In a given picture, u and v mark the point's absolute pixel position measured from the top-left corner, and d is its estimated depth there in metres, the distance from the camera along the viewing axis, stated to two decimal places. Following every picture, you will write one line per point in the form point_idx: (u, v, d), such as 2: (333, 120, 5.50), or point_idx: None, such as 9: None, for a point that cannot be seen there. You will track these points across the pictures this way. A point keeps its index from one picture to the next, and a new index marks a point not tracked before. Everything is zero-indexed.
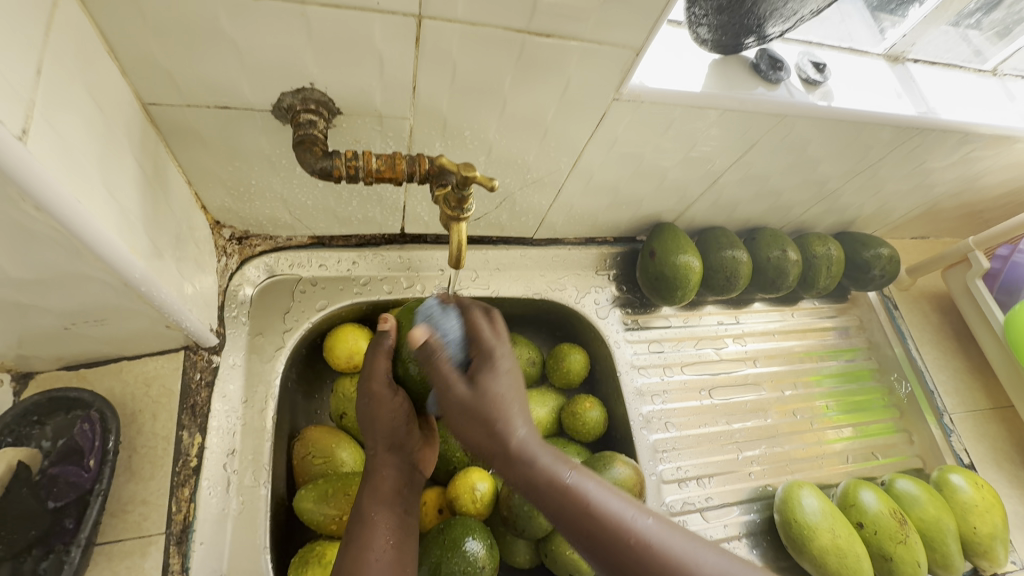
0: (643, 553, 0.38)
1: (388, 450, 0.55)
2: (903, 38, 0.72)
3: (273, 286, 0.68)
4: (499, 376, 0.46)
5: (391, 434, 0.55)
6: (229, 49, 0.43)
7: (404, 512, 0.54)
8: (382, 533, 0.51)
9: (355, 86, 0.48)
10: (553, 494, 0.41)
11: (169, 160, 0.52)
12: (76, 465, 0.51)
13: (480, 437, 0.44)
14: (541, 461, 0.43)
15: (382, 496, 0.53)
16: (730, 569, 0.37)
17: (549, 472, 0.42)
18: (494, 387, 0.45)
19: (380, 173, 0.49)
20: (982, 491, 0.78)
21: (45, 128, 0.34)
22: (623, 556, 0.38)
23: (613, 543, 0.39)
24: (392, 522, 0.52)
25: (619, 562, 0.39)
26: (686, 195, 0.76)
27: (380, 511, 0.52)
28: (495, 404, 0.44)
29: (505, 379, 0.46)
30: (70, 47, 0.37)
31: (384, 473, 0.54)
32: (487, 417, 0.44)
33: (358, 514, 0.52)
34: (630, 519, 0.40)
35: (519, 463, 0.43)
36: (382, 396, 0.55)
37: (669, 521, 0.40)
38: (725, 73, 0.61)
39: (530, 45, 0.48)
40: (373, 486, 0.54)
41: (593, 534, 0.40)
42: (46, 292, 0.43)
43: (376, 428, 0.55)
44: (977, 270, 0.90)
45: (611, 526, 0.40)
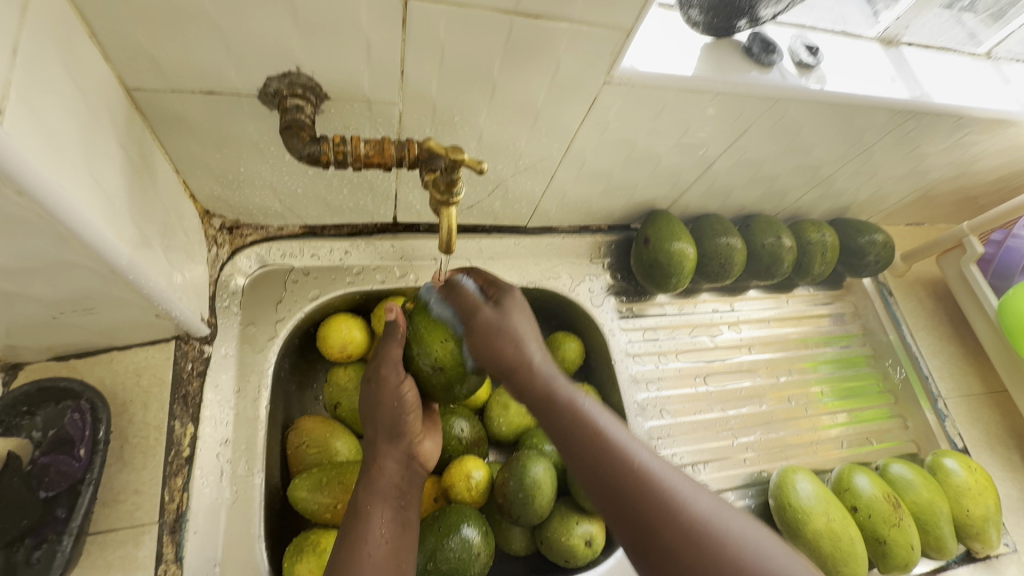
0: (642, 476, 0.44)
1: (388, 441, 0.56)
2: (897, 21, 0.71)
3: (266, 276, 0.68)
4: (516, 312, 0.54)
5: (392, 422, 0.56)
6: (212, 32, 0.42)
7: (399, 507, 0.54)
8: (377, 525, 0.52)
9: (341, 70, 0.48)
10: (566, 416, 0.49)
11: (156, 147, 0.51)
12: (67, 455, 0.50)
13: (501, 348, 0.52)
14: (558, 387, 0.51)
15: (379, 490, 0.54)
16: (719, 509, 0.42)
17: (564, 398, 0.50)
18: (508, 320, 0.53)
19: (369, 159, 0.49)
20: (975, 474, 0.78)
21: (24, 110, 0.34)
22: (624, 476, 0.44)
23: (617, 463, 0.45)
24: (387, 516, 0.53)
25: (620, 488, 0.44)
26: (679, 182, 0.75)
27: (376, 503, 0.53)
28: (511, 337, 0.53)
29: (521, 317, 0.54)
30: (48, 29, 0.36)
31: (383, 465, 0.55)
32: (508, 334, 0.52)
33: (356, 507, 0.53)
34: (633, 452, 0.46)
35: (539, 380, 0.52)
36: (387, 383, 0.56)
37: (670, 464, 0.46)
38: (718, 56, 0.60)
39: (518, 27, 0.47)
40: (371, 478, 0.55)
41: (599, 453, 0.46)
42: (33, 280, 0.43)
43: (379, 417, 0.57)
44: (971, 255, 0.90)
45: (611, 452, 0.46)
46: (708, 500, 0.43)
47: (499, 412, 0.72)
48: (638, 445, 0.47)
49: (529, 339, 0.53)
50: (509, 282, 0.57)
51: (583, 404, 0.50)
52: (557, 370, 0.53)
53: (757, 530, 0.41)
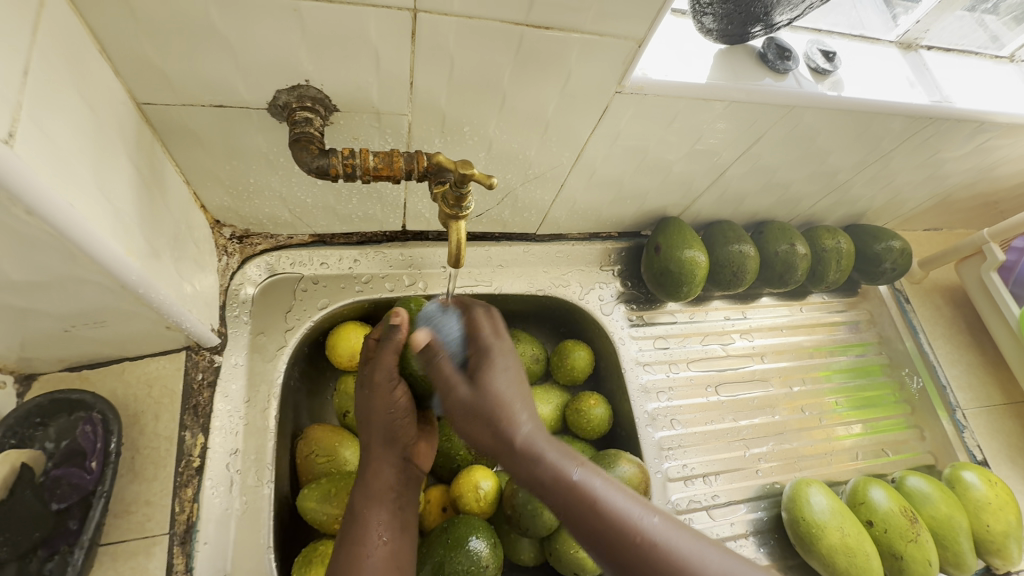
0: (648, 550, 0.38)
1: (382, 447, 0.54)
2: (916, 25, 0.70)
3: (274, 284, 0.68)
4: (498, 374, 0.47)
5: (386, 429, 0.54)
6: (221, 47, 0.42)
7: (397, 508, 0.54)
8: (375, 529, 0.52)
9: (350, 82, 0.47)
10: (558, 491, 0.41)
11: (166, 160, 0.51)
12: (78, 467, 0.51)
13: (484, 434, 0.45)
14: (547, 456, 0.43)
15: (375, 494, 0.53)
16: (734, 571, 0.37)
17: (555, 470, 0.42)
18: (493, 384, 0.46)
19: (378, 172, 0.48)
20: (995, 488, 0.77)
21: (33, 130, 0.34)
22: (629, 552, 0.38)
23: (617, 539, 0.39)
24: (384, 520, 0.52)
25: (625, 562, 0.38)
26: (691, 189, 0.74)
27: (373, 506, 0.52)
28: (496, 403, 0.45)
29: (506, 377, 0.47)
30: (59, 48, 0.36)
31: (378, 470, 0.54)
32: (491, 416, 0.45)
33: (353, 510, 0.52)
34: (637, 519, 0.39)
35: (521, 445, 0.44)
36: (380, 389, 0.53)
37: (675, 519, 0.40)
38: (731, 64, 0.59)
39: (528, 38, 0.47)
40: (366, 482, 0.53)
41: (599, 530, 0.39)
42: (46, 296, 0.43)
43: (372, 423, 0.54)
44: (992, 262, 0.87)
45: (614, 522, 0.39)
46: (719, 558, 0.38)
47: None
48: (642, 510, 0.40)
49: (517, 411, 0.45)
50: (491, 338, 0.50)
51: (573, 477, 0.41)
52: (544, 434, 0.45)
53: None
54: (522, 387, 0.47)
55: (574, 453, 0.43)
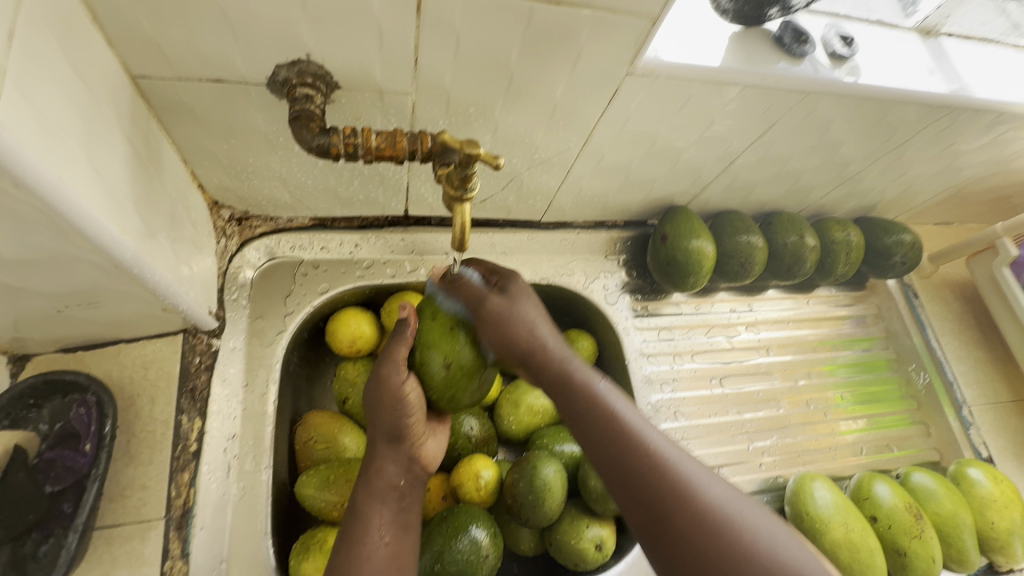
0: (661, 464, 0.44)
1: (388, 443, 0.54)
2: (937, 10, 0.68)
3: (274, 268, 0.67)
4: (524, 304, 0.54)
5: (391, 425, 0.53)
6: (218, 18, 0.41)
7: (399, 509, 0.53)
8: (376, 530, 0.50)
9: (352, 58, 0.46)
10: (582, 397, 0.50)
11: (162, 137, 0.50)
12: (73, 450, 0.50)
13: (512, 342, 0.52)
14: (575, 372, 0.52)
15: (378, 493, 0.52)
16: (731, 497, 0.43)
17: (579, 379, 0.51)
18: (517, 321, 0.53)
19: (381, 152, 0.47)
20: (1001, 486, 0.76)
21: (19, 98, 0.32)
22: (637, 458, 0.45)
23: (632, 449, 0.45)
24: (386, 520, 0.51)
25: (633, 469, 0.45)
26: (700, 178, 0.73)
27: (375, 505, 0.52)
28: (524, 340, 0.53)
29: (534, 320, 0.54)
30: (48, 13, 0.35)
31: (382, 467, 0.53)
32: (515, 330, 0.52)
33: (353, 508, 0.52)
34: (648, 436, 0.46)
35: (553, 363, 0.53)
36: (389, 381, 0.53)
37: (684, 451, 0.46)
38: (746, 46, 0.57)
39: (538, 14, 0.45)
40: (370, 481, 0.53)
41: (614, 441, 0.46)
42: (38, 273, 0.42)
43: (377, 420, 0.54)
44: (1004, 257, 0.86)
45: (628, 432, 0.47)
46: (720, 488, 0.43)
47: (510, 411, 0.70)
48: (655, 431, 0.47)
49: (545, 333, 0.53)
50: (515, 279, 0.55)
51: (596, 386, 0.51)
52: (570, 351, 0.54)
53: (771, 520, 0.42)
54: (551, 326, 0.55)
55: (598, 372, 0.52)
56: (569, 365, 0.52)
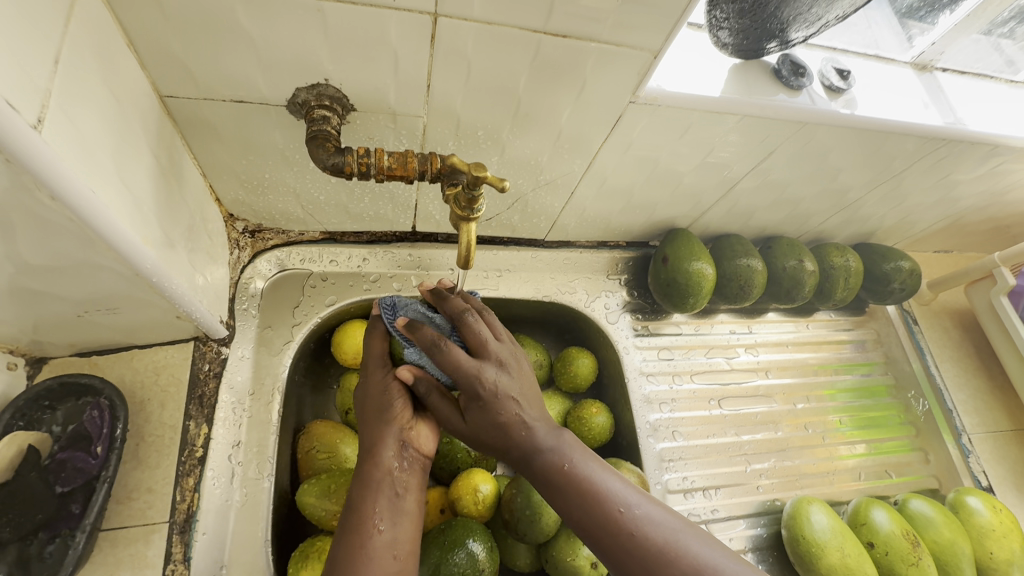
0: (635, 539, 0.42)
1: (378, 427, 0.51)
2: (932, 46, 0.70)
3: (284, 279, 0.69)
4: (490, 409, 0.48)
5: (382, 409, 0.52)
6: (245, 43, 0.43)
7: (395, 496, 0.48)
8: (371, 517, 0.46)
9: (368, 83, 0.48)
10: (553, 477, 0.47)
11: (184, 152, 0.52)
12: (84, 452, 0.51)
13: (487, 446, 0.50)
14: (542, 448, 0.48)
15: (373, 480, 0.48)
16: (710, 555, 0.41)
17: (548, 456, 0.47)
18: (489, 416, 0.48)
19: (392, 171, 0.49)
20: (1000, 515, 0.76)
21: (61, 118, 0.34)
22: (612, 536, 0.43)
23: (603, 522, 0.44)
24: (382, 507, 0.47)
25: (606, 543, 0.43)
26: (701, 202, 0.74)
27: (371, 493, 0.47)
28: (495, 429, 0.48)
29: (502, 402, 0.48)
30: (89, 40, 0.37)
31: (376, 453, 0.50)
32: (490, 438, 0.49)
33: (350, 502, 0.48)
34: (623, 506, 0.44)
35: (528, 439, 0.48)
36: (371, 377, 0.54)
37: (661, 509, 0.45)
38: (745, 78, 0.59)
39: (546, 46, 0.47)
40: (363, 467, 0.49)
41: (588, 517, 0.44)
42: (61, 280, 0.44)
43: (367, 408, 0.53)
44: (1002, 286, 0.87)
45: (601, 512, 0.44)
46: (699, 546, 0.42)
47: None
48: (631, 500, 0.45)
49: (518, 420, 0.48)
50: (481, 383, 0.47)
51: (568, 464, 0.47)
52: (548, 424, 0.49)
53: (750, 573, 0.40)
54: (522, 405, 0.49)
55: (568, 443, 0.48)
56: (534, 442, 0.48)
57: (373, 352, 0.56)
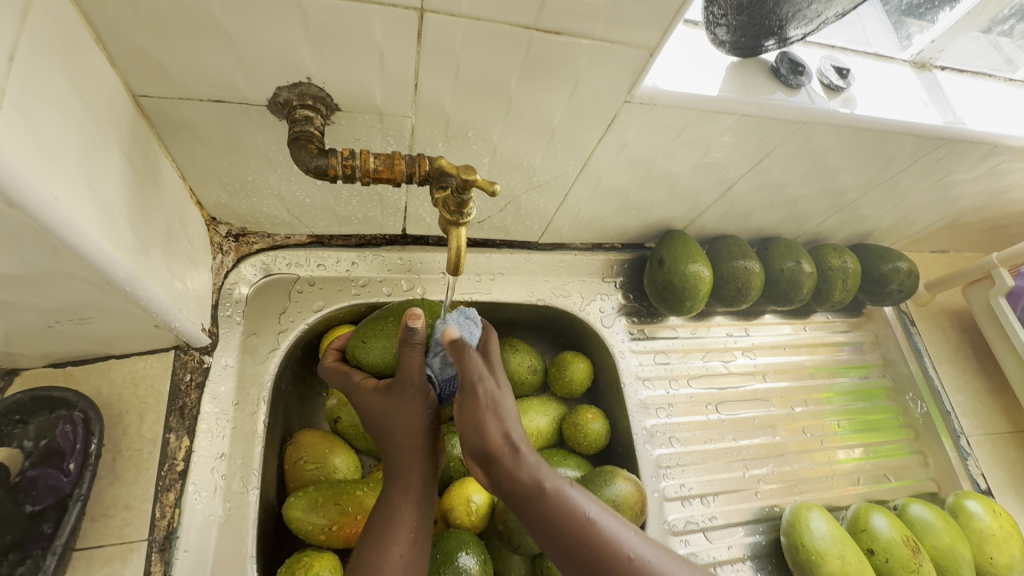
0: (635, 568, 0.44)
1: (414, 447, 0.50)
2: (931, 44, 0.69)
3: (269, 285, 0.67)
4: (504, 394, 0.49)
5: (418, 427, 0.50)
6: (220, 39, 0.41)
7: (427, 507, 0.50)
8: (405, 528, 0.48)
9: (353, 81, 0.46)
10: (559, 514, 0.46)
11: (161, 154, 0.50)
12: (55, 468, 0.49)
13: (488, 449, 0.47)
14: (547, 481, 0.47)
15: (408, 491, 0.50)
16: None
17: (555, 491, 0.47)
18: (502, 401, 0.49)
19: (378, 174, 0.47)
20: (1000, 519, 0.75)
21: (19, 119, 0.32)
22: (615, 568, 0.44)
23: (606, 554, 0.44)
24: (415, 519, 0.49)
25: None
26: (698, 203, 0.73)
27: (405, 506, 0.49)
28: (502, 421, 0.48)
29: (506, 396, 0.49)
30: (51, 35, 0.35)
31: (413, 469, 0.50)
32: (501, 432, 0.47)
33: (383, 506, 0.49)
34: (624, 541, 0.45)
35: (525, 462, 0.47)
36: (416, 392, 0.50)
37: (651, 540, 0.47)
38: (743, 76, 0.58)
39: (538, 43, 0.45)
40: (399, 479, 0.50)
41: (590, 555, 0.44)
42: (27, 290, 0.41)
43: (398, 426, 0.50)
44: (1000, 287, 0.86)
45: (607, 549, 0.45)
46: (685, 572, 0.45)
47: None
48: (628, 530, 0.47)
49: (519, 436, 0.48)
50: (500, 357, 0.52)
51: (569, 496, 0.47)
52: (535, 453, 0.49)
53: None
54: (518, 408, 0.50)
55: (563, 475, 0.49)
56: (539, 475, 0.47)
57: (411, 368, 0.49)
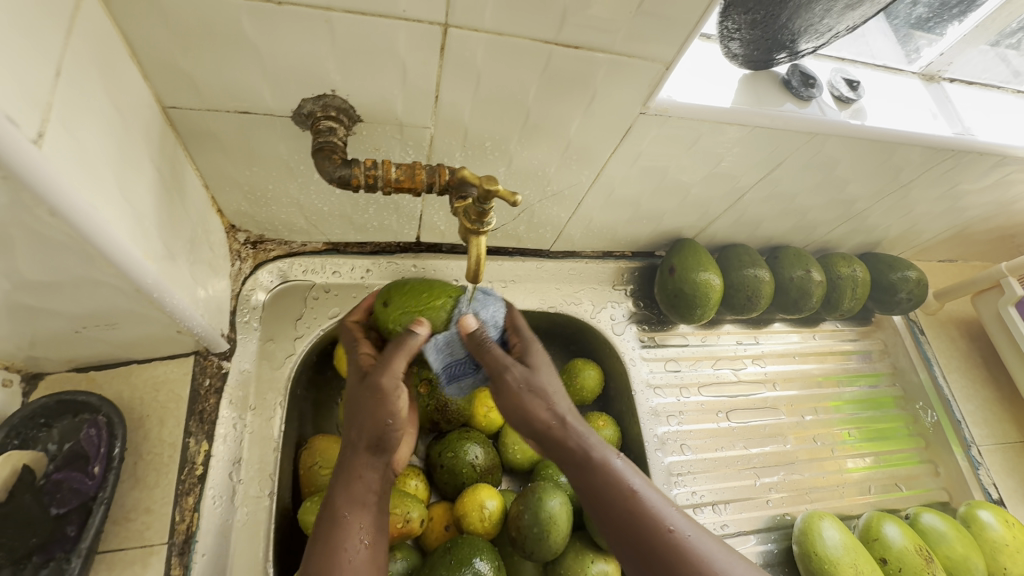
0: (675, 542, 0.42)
1: (370, 451, 0.49)
2: (940, 57, 0.70)
3: (286, 291, 0.68)
4: (543, 364, 0.52)
5: (378, 430, 0.49)
6: (250, 53, 0.42)
7: (379, 512, 0.49)
8: (356, 533, 0.46)
9: (376, 93, 0.47)
10: (600, 476, 0.46)
11: (187, 163, 0.51)
12: (80, 472, 0.50)
13: (530, 412, 0.50)
14: (589, 440, 0.49)
15: (356, 496, 0.48)
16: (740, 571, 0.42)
17: (597, 456, 0.47)
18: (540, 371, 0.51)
19: (400, 183, 0.48)
20: (1014, 530, 0.75)
21: (62, 131, 0.33)
22: (654, 537, 0.42)
23: (645, 522, 0.43)
24: (366, 523, 0.47)
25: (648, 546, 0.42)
26: (708, 212, 0.74)
27: (354, 511, 0.47)
28: (542, 386, 0.51)
29: (548, 366, 0.53)
30: (91, 50, 0.36)
31: (365, 474, 0.49)
32: (540, 396, 0.50)
33: (329, 510, 0.47)
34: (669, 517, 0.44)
35: (573, 433, 0.49)
36: (385, 394, 0.49)
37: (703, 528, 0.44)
38: (755, 88, 0.59)
39: (557, 57, 0.46)
40: (348, 484, 0.48)
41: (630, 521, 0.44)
42: (59, 295, 0.42)
43: (361, 426, 0.49)
44: (1010, 296, 0.86)
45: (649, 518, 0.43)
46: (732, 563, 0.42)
47: (515, 440, 0.70)
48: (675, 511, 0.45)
49: (562, 399, 0.51)
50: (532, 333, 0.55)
51: (614, 466, 0.47)
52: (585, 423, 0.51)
53: None
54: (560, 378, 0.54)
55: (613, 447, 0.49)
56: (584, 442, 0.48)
57: (392, 370, 0.50)
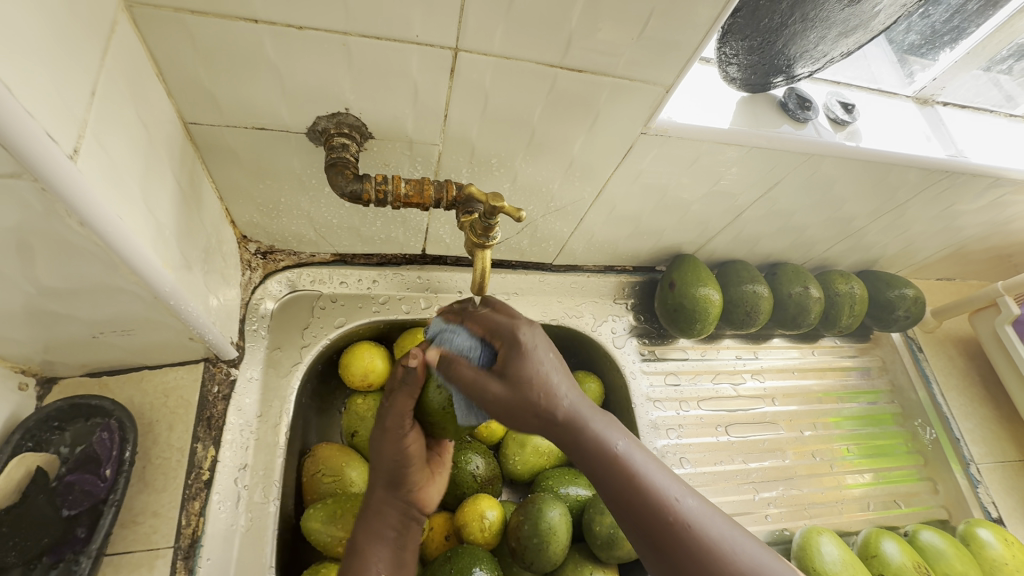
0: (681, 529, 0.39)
1: (384, 489, 0.52)
2: (933, 82, 0.72)
3: (294, 300, 0.69)
4: (531, 358, 0.44)
5: (388, 472, 0.51)
6: (269, 73, 0.44)
7: (396, 546, 0.52)
8: (373, 566, 0.50)
9: (388, 112, 0.49)
10: (601, 461, 0.42)
11: (204, 176, 0.53)
12: (93, 474, 0.51)
13: (524, 420, 0.44)
14: (592, 428, 0.44)
15: (375, 531, 0.51)
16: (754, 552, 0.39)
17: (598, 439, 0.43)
18: (527, 370, 0.44)
19: (409, 199, 0.50)
20: (1012, 548, 0.75)
21: (95, 147, 0.35)
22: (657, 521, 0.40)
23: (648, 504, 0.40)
24: (383, 557, 0.51)
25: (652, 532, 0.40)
26: (708, 229, 0.75)
27: (372, 544, 0.51)
28: (534, 383, 0.44)
29: (541, 355, 0.45)
30: (123, 71, 0.38)
31: (381, 512, 0.52)
32: (529, 401, 0.44)
33: (353, 546, 0.51)
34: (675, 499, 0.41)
35: (576, 425, 0.44)
36: (391, 434, 0.50)
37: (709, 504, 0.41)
38: (753, 110, 0.61)
39: (562, 80, 0.49)
40: (366, 519, 0.52)
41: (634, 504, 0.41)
42: (80, 302, 0.44)
43: (379, 465, 0.52)
44: (1006, 315, 0.87)
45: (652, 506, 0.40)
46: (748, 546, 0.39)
47: (517, 451, 0.71)
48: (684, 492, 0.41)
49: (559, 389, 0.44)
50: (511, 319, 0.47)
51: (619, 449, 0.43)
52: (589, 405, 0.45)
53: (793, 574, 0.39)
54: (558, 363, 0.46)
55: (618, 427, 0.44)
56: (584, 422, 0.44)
57: (396, 408, 0.50)
